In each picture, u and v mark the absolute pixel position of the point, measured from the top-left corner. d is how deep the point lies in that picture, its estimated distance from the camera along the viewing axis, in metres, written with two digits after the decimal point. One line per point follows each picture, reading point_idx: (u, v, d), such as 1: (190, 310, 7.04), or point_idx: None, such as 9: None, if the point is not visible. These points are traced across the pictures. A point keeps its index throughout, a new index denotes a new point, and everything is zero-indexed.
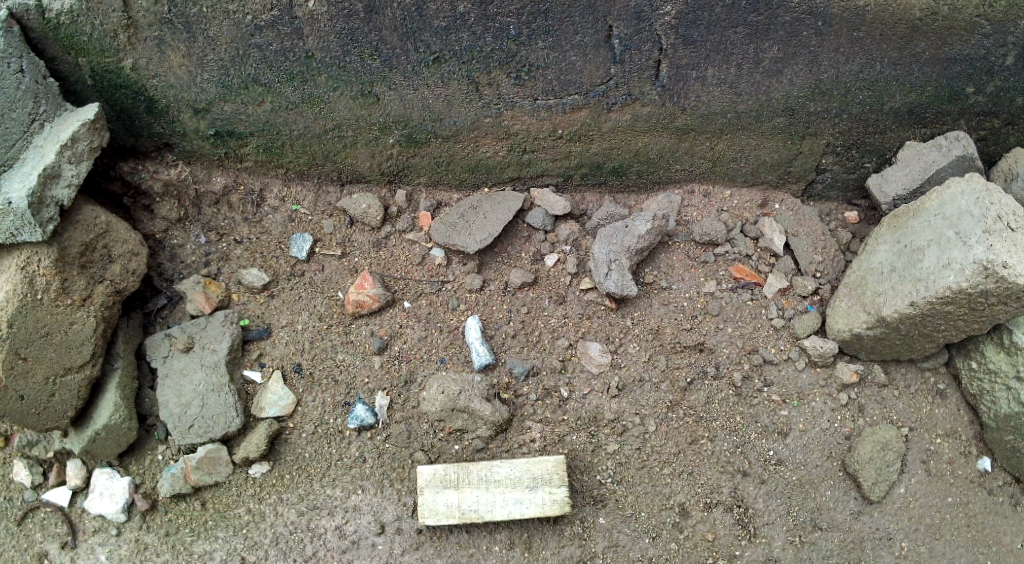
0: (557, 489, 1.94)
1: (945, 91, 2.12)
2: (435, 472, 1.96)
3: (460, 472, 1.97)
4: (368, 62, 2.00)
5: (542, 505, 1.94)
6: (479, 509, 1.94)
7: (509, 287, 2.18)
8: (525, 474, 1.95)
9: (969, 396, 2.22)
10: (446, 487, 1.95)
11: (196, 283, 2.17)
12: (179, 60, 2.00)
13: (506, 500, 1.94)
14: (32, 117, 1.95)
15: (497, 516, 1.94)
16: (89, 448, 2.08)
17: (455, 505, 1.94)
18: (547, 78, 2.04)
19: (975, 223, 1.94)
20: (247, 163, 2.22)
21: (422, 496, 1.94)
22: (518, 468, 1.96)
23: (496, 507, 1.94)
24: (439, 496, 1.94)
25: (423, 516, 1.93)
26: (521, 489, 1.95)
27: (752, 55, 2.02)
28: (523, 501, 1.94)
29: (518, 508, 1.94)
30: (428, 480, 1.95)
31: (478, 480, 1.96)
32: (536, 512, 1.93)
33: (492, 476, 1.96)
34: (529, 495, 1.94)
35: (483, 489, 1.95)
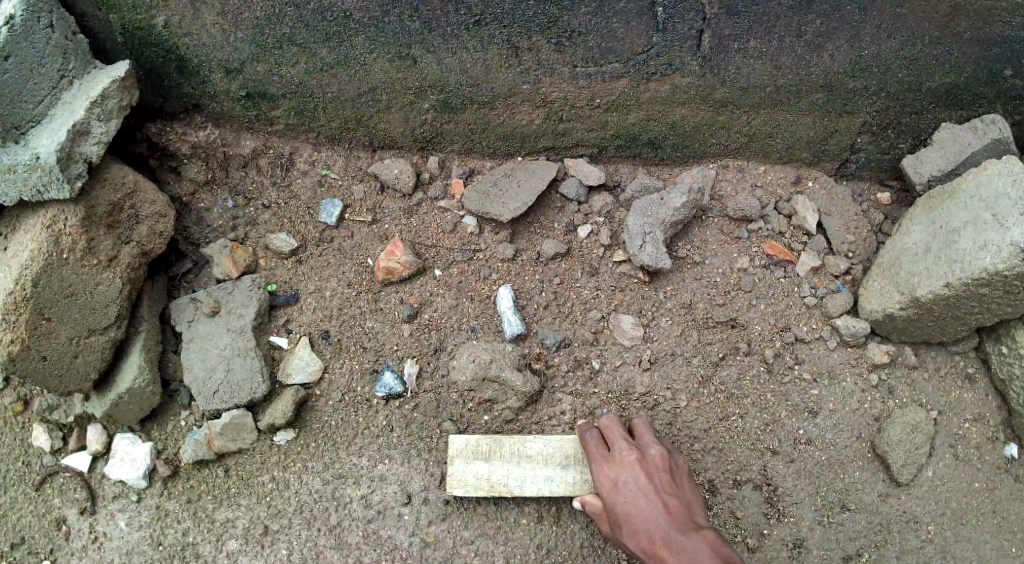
0: (588, 468, 1.91)
1: (983, 72, 2.09)
2: (466, 443, 1.93)
3: (492, 444, 1.93)
4: (407, 24, 1.97)
5: (572, 484, 1.91)
6: (508, 483, 1.91)
7: (542, 258, 2.17)
8: (558, 451, 1.92)
9: (998, 381, 2.20)
10: (477, 459, 1.92)
11: (224, 246, 2.13)
12: (214, 17, 1.97)
13: (537, 476, 1.91)
14: (61, 74, 1.91)
15: (527, 491, 1.91)
16: (111, 413, 2.04)
17: (485, 478, 1.91)
18: (588, 45, 2.02)
19: (1012, 204, 1.92)
20: (278, 126, 2.20)
21: (451, 466, 1.92)
22: (551, 445, 1.92)
23: (527, 482, 1.91)
24: (469, 466, 1.91)
25: (451, 486, 1.91)
26: (553, 466, 1.91)
27: (794, 28, 2.00)
28: (554, 478, 1.90)
29: (549, 485, 1.90)
30: (459, 450, 1.92)
31: (510, 454, 1.92)
32: (566, 491, 1.91)
33: (524, 451, 1.93)
34: (561, 473, 1.91)
35: (515, 463, 1.92)
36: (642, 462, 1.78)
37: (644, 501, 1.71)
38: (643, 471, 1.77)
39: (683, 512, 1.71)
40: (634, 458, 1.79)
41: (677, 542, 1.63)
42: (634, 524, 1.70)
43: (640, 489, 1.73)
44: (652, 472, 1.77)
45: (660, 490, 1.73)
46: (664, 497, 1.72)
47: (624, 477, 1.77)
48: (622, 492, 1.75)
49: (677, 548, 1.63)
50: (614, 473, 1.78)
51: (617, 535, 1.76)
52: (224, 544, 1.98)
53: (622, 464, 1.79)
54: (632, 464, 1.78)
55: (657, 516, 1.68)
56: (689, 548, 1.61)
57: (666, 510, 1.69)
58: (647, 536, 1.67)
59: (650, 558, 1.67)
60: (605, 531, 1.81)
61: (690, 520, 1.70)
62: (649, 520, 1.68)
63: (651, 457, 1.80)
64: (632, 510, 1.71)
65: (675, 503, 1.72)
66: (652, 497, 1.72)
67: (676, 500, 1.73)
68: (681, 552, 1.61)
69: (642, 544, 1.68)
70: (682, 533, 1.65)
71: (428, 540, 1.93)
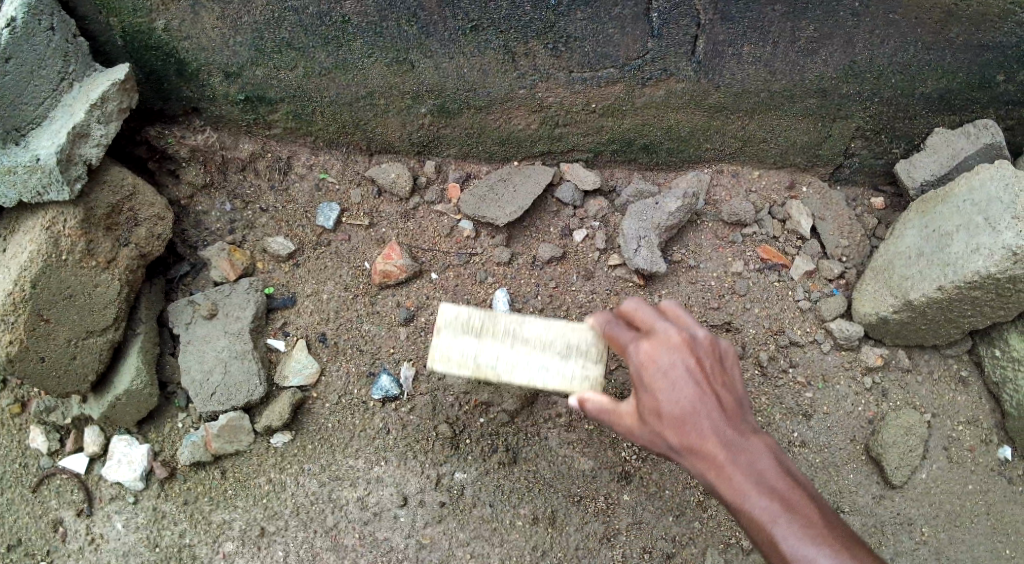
0: (591, 365, 1.65)
1: (976, 78, 2.11)
2: (454, 312, 1.70)
3: (486, 319, 1.70)
4: (404, 28, 1.99)
5: (571, 379, 1.66)
6: (497, 368, 1.67)
7: (537, 262, 2.18)
8: (562, 335, 1.68)
9: (991, 385, 2.21)
10: (464, 332, 1.69)
11: (221, 250, 2.15)
12: (212, 21, 1.98)
13: (532, 364, 1.67)
14: (62, 76, 1.93)
15: (516, 379, 1.67)
16: (109, 414, 2.05)
17: (471, 356, 1.67)
18: (583, 50, 2.03)
19: (1003, 208, 1.94)
20: (276, 130, 2.22)
21: (435, 336, 1.68)
22: (551, 330, 1.68)
23: (518, 369, 1.67)
24: (453, 337, 1.68)
25: (433, 360, 1.67)
26: (552, 355, 1.67)
27: (789, 34, 2.01)
28: (551, 370, 1.66)
29: (544, 376, 1.66)
30: (447, 322, 1.69)
31: (505, 335, 1.69)
32: (563, 387, 1.66)
33: (522, 334, 1.68)
34: (560, 365, 1.66)
35: (508, 344, 1.68)
36: (691, 344, 1.45)
37: (698, 390, 1.40)
38: (693, 355, 1.44)
39: (737, 407, 1.43)
40: (680, 341, 1.45)
41: (741, 448, 1.38)
42: (686, 418, 1.39)
43: (694, 374, 1.42)
44: (703, 357, 1.44)
45: (713, 379, 1.43)
46: (718, 386, 1.43)
47: (670, 364, 1.42)
48: (671, 379, 1.41)
49: (743, 456, 1.38)
50: (658, 355, 1.43)
51: (649, 430, 1.43)
52: (221, 546, 1.98)
53: (665, 344, 1.45)
54: (678, 347, 1.44)
55: (712, 412, 1.39)
56: (754, 456, 1.38)
57: (723, 404, 1.41)
58: (701, 436, 1.38)
59: (703, 463, 1.39)
60: (623, 425, 1.48)
61: (744, 417, 1.43)
62: (704, 413, 1.39)
63: (699, 337, 1.48)
64: (684, 399, 1.39)
65: (729, 396, 1.43)
66: (706, 386, 1.42)
67: (729, 392, 1.44)
68: (746, 461, 1.37)
69: (692, 442, 1.39)
70: (742, 438, 1.40)
71: (424, 542, 1.93)
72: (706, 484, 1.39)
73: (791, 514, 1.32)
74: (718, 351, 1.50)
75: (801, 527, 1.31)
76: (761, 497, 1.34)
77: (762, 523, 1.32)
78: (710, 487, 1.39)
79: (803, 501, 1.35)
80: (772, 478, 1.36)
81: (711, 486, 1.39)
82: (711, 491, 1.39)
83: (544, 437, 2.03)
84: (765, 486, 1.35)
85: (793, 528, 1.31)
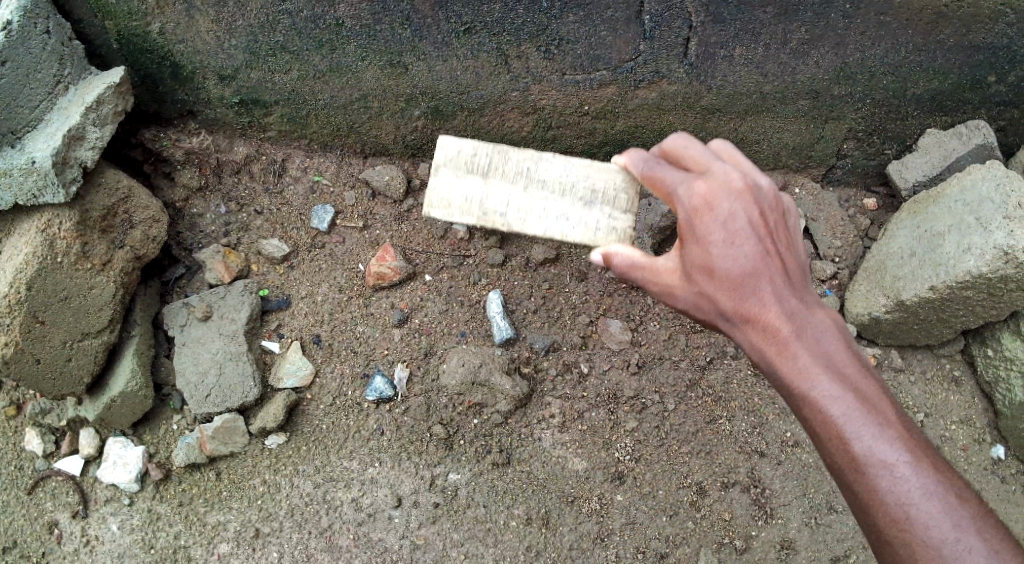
0: (619, 215, 1.58)
1: (967, 79, 2.12)
2: (455, 142, 1.59)
3: (494, 157, 1.59)
4: (398, 31, 2.00)
5: (594, 230, 1.59)
6: (505, 214, 1.59)
7: (531, 263, 2.19)
8: (581, 180, 1.60)
9: (984, 384, 2.22)
10: (466, 166, 1.59)
11: (216, 252, 2.16)
12: (207, 25, 1.99)
13: (547, 211, 1.59)
14: (57, 79, 1.94)
15: (528, 229, 1.59)
16: (104, 416, 2.05)
17: (476, 202, 1.59)
18: (576, 53, 2.04)
19: (995, 209, 1.95)
20: (271, 133, 2.24)
21: (435, 178, 1.59)
22: (572, 172, 1.60)
23: (532, 217, 1.59)
24: (454, 176, 1.59)
25: (430, 207, 1.58)
26: (570, 203, 1.59)
27: (780, 36, 2.02)
28: (570, 219, 1.59)
29: (562, 226, 1.59)
30: (449, 160, 1.59)
31: (514, 173, 1.60)
32: (586, 241, 1.59)
33: (535, 173, 1.60)
34: (580, 213, 1.59)
35: (520, 185, 1.59)
36: (757, 196, 1.40)
37: (759, 253, 1.36)
38: (758, 209, 1.39)
39: (795, 271, 1.41)
40: (747, 192, 1.39)
41: (801, 319, 1.36)
42: (744, 281, 1.36)
43: (755, 230, 1.38)
44: (766, 211, 1.40)
45: (774, 239, 1.40)
46: (778, 246, 1.40)
47: (735, 217, 1.37)
48: (730, 235, 1.36)
49: (804, 329, 1.36)
50: (717, 204, 1.37)
51: (698, 290, 1.40)
52: (216, 547, 1.99)
53: (728, 193, 1.39)
54: (745, 199, 1.38)
55: (774, 277, 1.37)
56: (816, 331, 1.36)
57: (782, 269, 1.39)
58: (759, 302, 1.36)
59: (758, 332, 1.37)
60: (664, 283, 1.45)
61: (802, 284, 1.41)
62: (765, 278, 1.36)
63: (761, 187, 1.43)
64: (744, 260, 1.36)
65: (788, 259, 1.41)
66: (768, 249, 1.38)
67: (789, 255, 1.41)
68: (809, 336, 1.35)
69: (750, 307, 1.37)
70: (803, 310, 1.38)
71: (418, 542, 1.94)
72: (758, 355, 1.38)
73: (858, 397, 1.29)
74: (779, 208, 1.46)
75: (867, 413, 1.28)
76: (826, 378, 1.31)
77: (824, 405, 1.29)
78: (762, 359, 1.37)
79: (868, 383, 1.32)
80: (835, 355, 1.34)
81: (764, 358, 1.37)
82: (763, 364, 1.37)
83: (537, 438, 2.03)
84: (829, 365, 1.33)
85: (860, 415, 1.28)
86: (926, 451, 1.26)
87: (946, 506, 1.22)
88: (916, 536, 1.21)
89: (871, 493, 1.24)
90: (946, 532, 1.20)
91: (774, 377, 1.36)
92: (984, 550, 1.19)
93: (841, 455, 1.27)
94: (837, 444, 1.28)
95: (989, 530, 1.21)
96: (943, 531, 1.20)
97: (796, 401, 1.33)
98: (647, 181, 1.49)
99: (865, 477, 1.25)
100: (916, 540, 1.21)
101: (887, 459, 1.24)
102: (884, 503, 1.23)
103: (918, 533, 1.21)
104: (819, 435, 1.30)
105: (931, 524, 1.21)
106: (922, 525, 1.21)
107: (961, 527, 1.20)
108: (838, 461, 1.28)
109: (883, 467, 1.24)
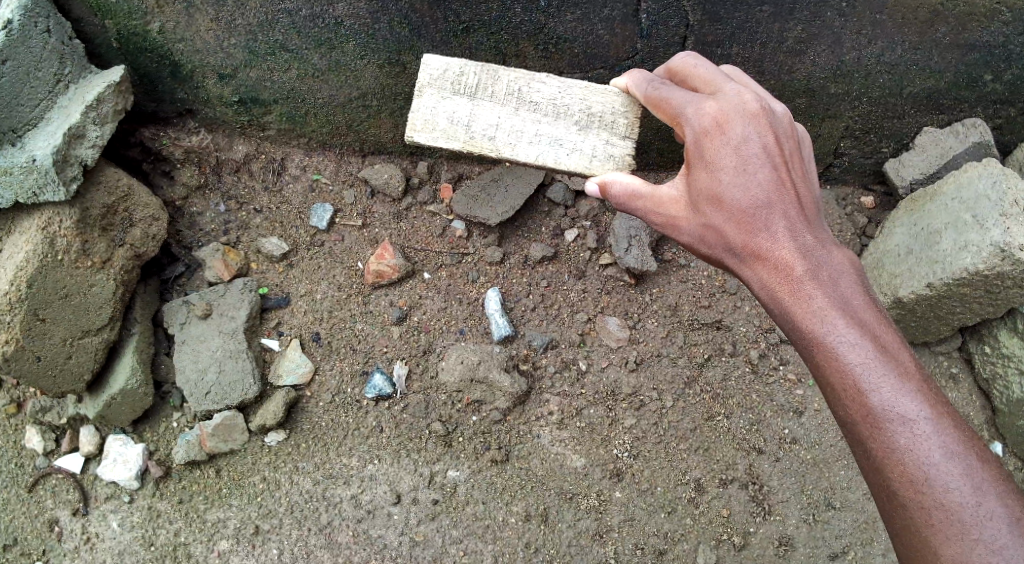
0: (615, 144, 1.68)
1: (963, 77, 2.13)
2: (446, 70, 1.69)
3: (482, 77, 1.69)
4: (396, 30, 2.01)
5: (590, 159, 1.68)
6: (491, 138, 1.68)
7: (529, 261, 2.20)
8: (574, 106, 1.69)
9: (981, 381, 2.23)
10: (457, 94, 1.69)
11: (216, 250, 2.16)
12: (206, 24, 2.00)
13: (540, 137, 1.68)
14: (57, 78, 1.95)
15: (520, 156, 1.68)
16: (104, 414, 2.06)
17: (462, 127, 1.68)
18: (573, 51, 2.06)
19: (991, 207, 1.96)
20: (270, 131, 2.25)
21: (421, 99, 1.68)
22: (564, 92, 1.69)
23: (523, 143, 1.67)
24: (444, 105, 1.68)
25: (413, 130, 1.67)
26: (563, 129, 1.68)
27: (776, 34, 2.03)
28: (563, 146, 1.68)
29: (554, 154, 1.68)
30: (436, 80, 1.69)
31: (505, 100, 1.69)
32: (580, 168, 1.68)
33: (527, 99, 1.69)
34: (573, 140, 1.68)
35: (511, 112, 1.69)
36: (771, 125, 1.46)
37: (769, 185, 1.42)
38: (772, 138, 1.44)
39: (808, 209, 1.45)
40: (762, 120, 1.44)
41: (815, 257, 1.37)
42: (754, 213, 1.41)
43: (765, 160, 1.42)
44: (779, 141, 1.45)
45: (788, 172, 1.45)
46: (789, 181, 1.44)
47: (748, 146, 1.42)
48: (740, 164, 1.42)
49: (818, 269, 1.37)
50: (728, 132, 1.43)
51: (703, 221, 1.45)
52: (215, 545, 1.98)
53: (741, 118, 1.44)
54: (759, 126, 1.44)
55: (786, 210, 1.41)
56: (831, 271, 1.37)
57: (793, 205, 1.42)
58: (768, 235, 1.40)
59: (769, 270, 1.39)
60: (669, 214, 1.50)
61: (816, 223, 1.44)
62: (774, 211, 1.41)
63: (774, 119, 1.48)
64: (752, 189, 1.41)
65: (800, 192, 1.45)
66: (779, 183, 1.43)
67: (803, 190, 1.45)
68: (824, 274, 1.36)
69: (759, 239, 1.40)
70: (818, 249, 1.39)
71: (418, 539, 1.94)
72: (768, 294, 1.39)
73: (876, 345, 1.28)
74: (793, 144, 1.50)
75: (885, 362, 1.27)
76: (841, 321, 1.31)
77: (839, 349, 1.29)
78: (773, 298, 1.39)
79: (885, 330, 1.32)
80: (851, 297, 1.34)
81: (775, 297, 1.38)
82: (773, 304, 1.39)
83: (536, 435, 2.04)
84: (844, 307, 1.32)
85: (879, 364, 1.26)
86: (945, 408, 1.24)
87: (967, 469, 1.20)
88: (932, 497, 1.19)
89: (885, 448, 1.23)
90: (965, 496, 1.18)
91: (787, 318, 1.36)
92: (1004, 517, 1.17)
93: (855, 405, 1.26)
94: (850, 392, 1.26)
95: (1012, 497, 1.19)
96: (961, 495, 1.19)
97: (808, 343, 1.33)
98: (658, 110, 1.56)
99: (880, 431, 1.23)
100: (932, 502, 1.19)
101: (905, 413, 1.23)
102: (899, 460, 1.22)
103: (934, 495, 1.19)
104: (831, 383, 1.29)
105: (949, 486, 1.19)
106: (939, 487, 1.19)
107: (981, 491, 1.18)
108: (852, 413, 1.27)
109: (900, 422, 1.23)
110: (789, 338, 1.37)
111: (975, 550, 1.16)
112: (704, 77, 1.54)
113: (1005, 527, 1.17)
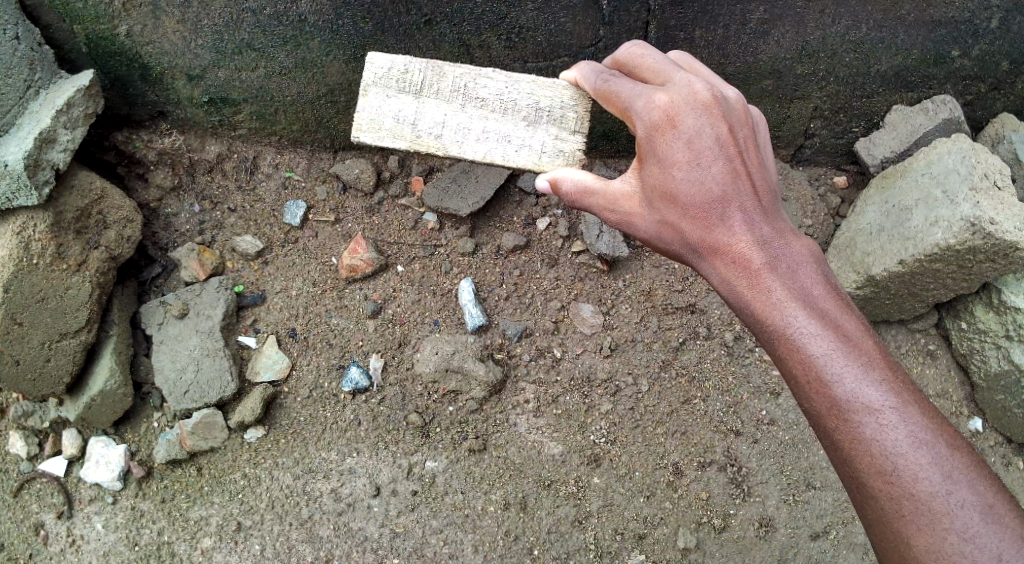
0: (565, 138, 1.69)
1: (930, 54, 2.14)
2: (390, 69, 1.69)
3: (428, 73, 1.70)
4: (360, 25, 2.03)
5: (539, 156, 1.70)
6: (439, 138, 1.70)
7: (501, 251, 2.23)
8: (521, 101, 1.70)
9: (959, 357, 2.23)
10: (402, 92, 1.70)
11: (191, 250, 2.19)
12: (173, 26, 2.03)
13: (488, 134, 1.70)
14: (28, 84, 1.98)
15: (467, 153, 1.70)
16: (85, 415, 2.07)
17: (407, 125, 1.69)
18: (536, 40, 2.07)
19: (961, 181, 1.99)
20: (241, 131, 2.27)
21: (366, 98, 1.70)
22: (510, 88, 1.70)
23: (471, 140, 1.69)
24: (389, 103, 1.70)
25: (359, 130, 1.70)
26: (511, 126, 1.70)
27: (738, 16, 2.04)
28: (511, 142, 1.69)
29: (502, 151, 1.70)
30: (378, 77, 1.70)
31: (451, 96, 1.70)
32: (530, 164, 1.70)
33: (473, 95, 1.70)
34: (521, 136, 1.69)
35: (458, 109, 1.70)
36: (725, 113, 1.46)
37: (726, 179, 1.42)
38: (725, 127, 1.44)
39: (766, 199, 1.46)
40: (715, 109, 1.45)
41: (772, 249, 1.38)
42: (710, 208, 1.41)
43: (719, 151, 1.43)
44: (732, 130, 1.45)
45: (744, 163, 1.45)
46: (745, 171, 1.45)
47: (702, 138, 1.42)
48: (694, 157, 1.42)
49: (776, 262, 1.38)
50: (679, 124, 1.43)
51: (660, 217, 1.45)
52: (198, 543, 1.98)
53: (694, 109, 1.44)
54: (712, 115, 1.44)
55: (743, 202, 1.42)
56: (789, 264, 1.38)
57: (750, 196, 1.43)
58: (726, 229, 1.41)
59: (727, 265, 1.40)
60: (625, 211, 1.50)
61: (773, 211, 1.45)
62: (732, 206, 1.42)
63: (726, 106, 1.48)
64: (708, 183, 1.41)
65: (757, 181, 1.46)
66: (734, 173, 1.43)
67: (759, 179, 1.46)
68: (783, 266, 1.37)
69: (716, 234, 1.41)
70: (776, 241, 1.40)
71: (397, 530, 1.95)
72: (728, 289, 1.40)
73: (837, 337, 1.29)
74: (747, 131, 1.50)
75: (847, 353, 1.27)
76: (801, 313, 1.31)
77: (800, 342, 1.29)
78: (733, 292, 1.39)
79: (846, 318, 1.33)
80: (811, 288, 1.36)
81: (735, 291, 1.39)
82: (734, 298, 1.39)
83: (513, 424, 2.05)
84: (804, 299, 1.33)
85: (841, 355, 1.27)
86: (912, 397, 1.25)
87: (936, 457, 1.20)
88: (902, 487, 1.20)
89: (852, 439, 1.23)
90: (936, 485, 1.19)
91: (748, 313, 1.37)
92: (975, 503, 1.18)
93: (819, 397, 1.27)
94: (814, 384, 1.27)
95: (983, 483, 1.20)
96: (932, 484, 1.19)
97: (770, 336, 1.34)
98: (608, 103, 1.56)
99: (846, 422, 1.24)
100: (901, 492, 1.20)
101: (871, 404, 1.23)
102: (868, 452, 1.22)
103: (904, 484, 1.20)
104: (795, 377, 1.30)
105: (920, 475, 1.19)
106: (908, 476, 1.20)
107: (952, 480, 1.19)
108: (818, 405, 1.27)
109: (867, 414, 1.23)
110: (751, 332, 1.38)
111: (947, 539, 1.16)
112: (653, 66, 1.54)
113: (977, 515, 1.17)
